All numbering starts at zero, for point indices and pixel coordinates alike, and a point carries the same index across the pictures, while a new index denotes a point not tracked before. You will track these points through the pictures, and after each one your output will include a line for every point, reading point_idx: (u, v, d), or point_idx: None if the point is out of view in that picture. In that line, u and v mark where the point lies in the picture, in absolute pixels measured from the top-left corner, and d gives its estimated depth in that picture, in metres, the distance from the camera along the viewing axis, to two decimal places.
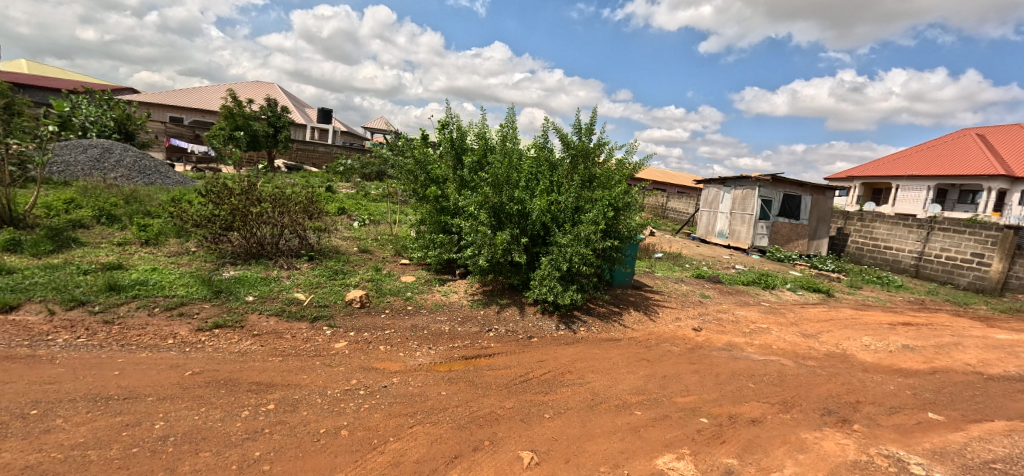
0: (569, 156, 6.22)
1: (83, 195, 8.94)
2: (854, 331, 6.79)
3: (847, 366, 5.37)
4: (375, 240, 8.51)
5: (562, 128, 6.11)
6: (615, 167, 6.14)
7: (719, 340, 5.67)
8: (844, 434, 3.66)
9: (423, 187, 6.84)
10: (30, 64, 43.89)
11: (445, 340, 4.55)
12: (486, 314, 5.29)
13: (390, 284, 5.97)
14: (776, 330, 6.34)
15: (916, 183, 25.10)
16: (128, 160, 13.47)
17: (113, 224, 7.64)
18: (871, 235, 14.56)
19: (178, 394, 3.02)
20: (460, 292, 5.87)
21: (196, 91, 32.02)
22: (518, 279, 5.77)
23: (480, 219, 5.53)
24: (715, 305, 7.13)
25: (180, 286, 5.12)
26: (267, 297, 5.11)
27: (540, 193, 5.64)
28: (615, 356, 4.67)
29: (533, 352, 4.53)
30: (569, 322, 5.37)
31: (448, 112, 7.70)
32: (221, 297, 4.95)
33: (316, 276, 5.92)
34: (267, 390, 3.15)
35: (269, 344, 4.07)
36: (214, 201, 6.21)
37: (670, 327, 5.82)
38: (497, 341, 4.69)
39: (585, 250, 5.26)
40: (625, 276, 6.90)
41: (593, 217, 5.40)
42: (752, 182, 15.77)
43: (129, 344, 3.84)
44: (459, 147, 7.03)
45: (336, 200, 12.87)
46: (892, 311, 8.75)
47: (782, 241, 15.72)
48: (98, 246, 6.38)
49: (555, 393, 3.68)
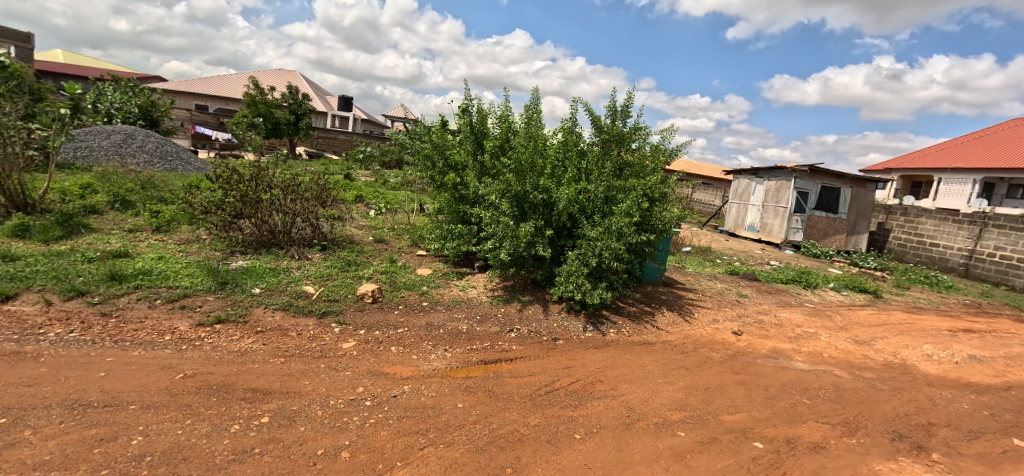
0: (599, 141, 5.74)
1: (101, 180, 8.83)
2: (912, 338, 6.15)
3: (908, 380, 4.81)
4: (391, 229, 8.18)
5: (593, 110, 5.60)
6: (650, 154, 5.61)
7: (763, 345, 5.15)
8: (923, 466, 3.14)
9: (441, 173, 6.43)
10: (67, 55, 45.50)
11: (463, 341, 4.16)
12: (507, 312, 4.88)
13: (405, 276, 5.62)
14: (825, 335, 5.77)
15: (960, 177, 23.60)
16: (151, 145, 13.45)
17: (127, 210, 7.47)
18: (917, 231, 13.61)
19: (164, 402, 2.70)
20: (479, 287, 5.46)
21: (220, 78, 32.29)
22: (541, 273, 5.36)
23: (501, 209, 5.12)
24: (754, 305, 6.57)
25: (185, 276, 4.84)
26: (274, 289, 4.79)
27: (567, 181, 5.16)
28: (650, 363, 4.21)
29: (558, 356, 4.10)
30: (598, 323, 4.92)
31: (468, 96, 7.29)
32: (226, 289, 4.65)
33: (328, 268, 5.59)
34: (263, 400, 2.81)
35: (272, 343, 3.75)
36: (223, 186, 5.93)
37: (708, 330, 5.32)
38: (518, 344, 4.27)
39: (616, 245, 4.78)
40: (656, 272, 6.41)
41: (626, 208, 4.91)
42: (787, 172, 14.92)
43: (123, 340, 3.56)
44: (480, 132, 6.62)
45: (353, 188, 12.60)
46: (947, 315, 8.02)
47: (817, 236, 14.90)
48: (109, 233, 6.19)
49: (585, 408, 3.25)
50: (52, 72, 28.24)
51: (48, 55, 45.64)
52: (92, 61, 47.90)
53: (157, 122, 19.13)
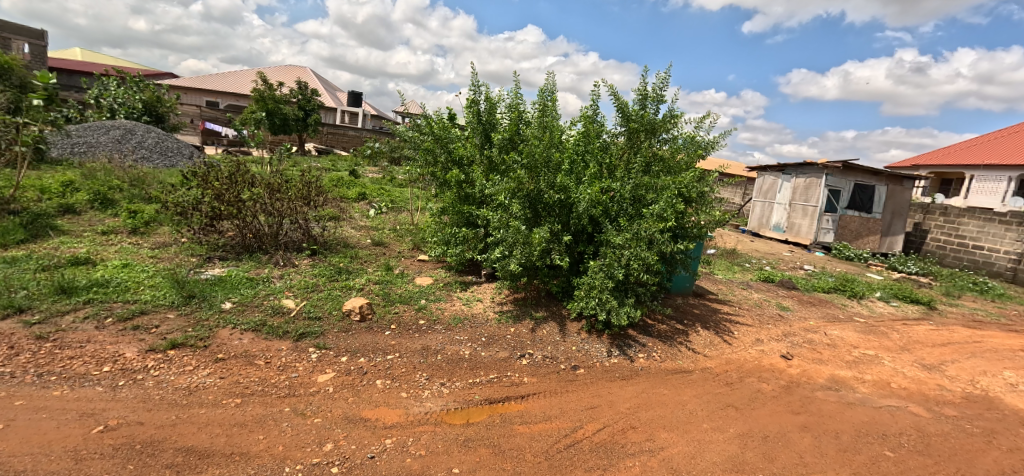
0: (624, 132, 4.97)
1: (86, 177, 8.11)
2: (986, 361, 5.31)
3: (1000, 418, 4.00)
4: (392, 231, 7.52)
5: (619, 95, 4.83)
6: (685, 147, 4.82)
7: (820, 373, 4.38)
8: None
9: (444, 169, 5.73)
10: (85, 54, 45.88)
11: (464, 372, 3.45)
12: (518, 333, 4.16)
13: (401, 287, 4.92)
14: (888, 359, 4.96)
15: (995, 174, 22.12)
16: (150, 140, 12.93)
17: (108, 209, 6.90)
18: (957, 232, 12.62)
19: (63, 472, 2.05)
20: (485, 301, 4.75)
21: (230, 73, 31.95)
22: (557, 285, 4.64)
23: (512, 210, 4.40)
24: (799, 320, 5.77)
25: (147, 288, 4.20)
26: (248, 303, 4.13)
27: (589, 179, 4.43)
28: (690, 400, 3.46)
29: (580, 392, 3.37)
30: (624, 346, 4.19)
31: (477, 86, 6.59)
32: (192, 304, 4.00)
33: (314, 277, 4.93)
34: (195, 470, 2.13)
35: (232, 376, 3.08)
36: (199, 184, 5.27)
37: (752, 353, 4.54)
38: (531, 374, 3.55)
39: (647, 253, 4.05)
40: (686, 282, 5.63)
41: (659, 211, 4.17)
42: (818, 169, 13.90)
43: (50, 374, 2.91)
44: (488, 123, 5.96)
45: (357, 185, 11.97)
46: (1013, 329, 7.08)
47: (849, 236, 13.81)
48: (78, 236, 5.58)
49: (617, 471, 2.52)
50: (64, 68, 28.00)
51: (66, 53, 45.88)
52: (108, 58, 48.01)
53: (163, 118, 18.48)
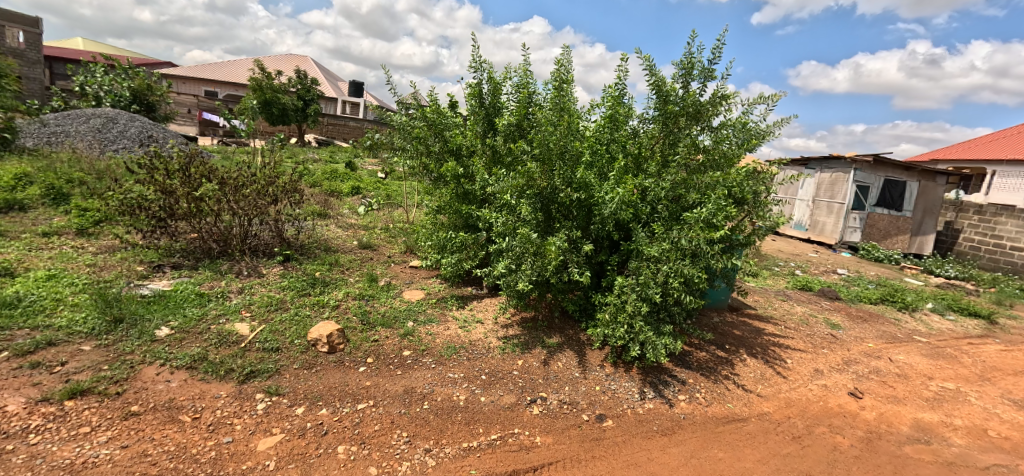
0: (657, 115, 4.05)
1: (45, 168, 7.27)
2: None
3: None
4: (384, 230, 6.70)
5: (654, 71, 3.92)
6: (734, 135, 3.90)
7: (900, 418, 3.52)
8: None
9: (439, 161, 4.87)
10: (87, 44, 45.14)
11: (457, 430, 2.61)
12: (527, 368, 3.33)
13: (386, 304, 4.09)
14: (974, 396, 4.08)
15: (1018, 170, 20.92)
16: (133, 130, 12.11)
17: (61, 205, 6.10)
18: (993, 232, 11.86)
19: None
20: (486, 323, 3.91)
21: (229, 63, 31.07)
22: (574, 304, 3.79)
23: (520, 213, 3.56)
24: (856, 342, 4.91)
25: (68, 309, 3.38)
26: (191, 329, 3.31)
27: (617, 175, 3.56)
28: (755, 470, 2.61)
29: (612, 460, 2.53)
30: (660, 385, 3.35)
31: (479, 65, 5.68)
32: (119, 331, 3.19)
33: (282, 291, 4.09)
34: None
35: (140, 444, 2.26)
36: (147, 179, 4.41)
37: (814, 391, 3.69)
38: (545, 431, 2.72)
39: (691, 268, 3.17)
40: (723, 296, 4.75)
41: (708, 215, 3.29)
42: (845, 163, 12.83)
43: None
44: (492, 108, 5.07)
45: (352, 177, 11.15)
46: None
47: (877, 236, 12.95)
48: (13, 238, 4.76)
49: None
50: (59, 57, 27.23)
51: (67, 43, 45.12)
52: (109, 50, 47.50)
53: (154, 107, 17.61)
